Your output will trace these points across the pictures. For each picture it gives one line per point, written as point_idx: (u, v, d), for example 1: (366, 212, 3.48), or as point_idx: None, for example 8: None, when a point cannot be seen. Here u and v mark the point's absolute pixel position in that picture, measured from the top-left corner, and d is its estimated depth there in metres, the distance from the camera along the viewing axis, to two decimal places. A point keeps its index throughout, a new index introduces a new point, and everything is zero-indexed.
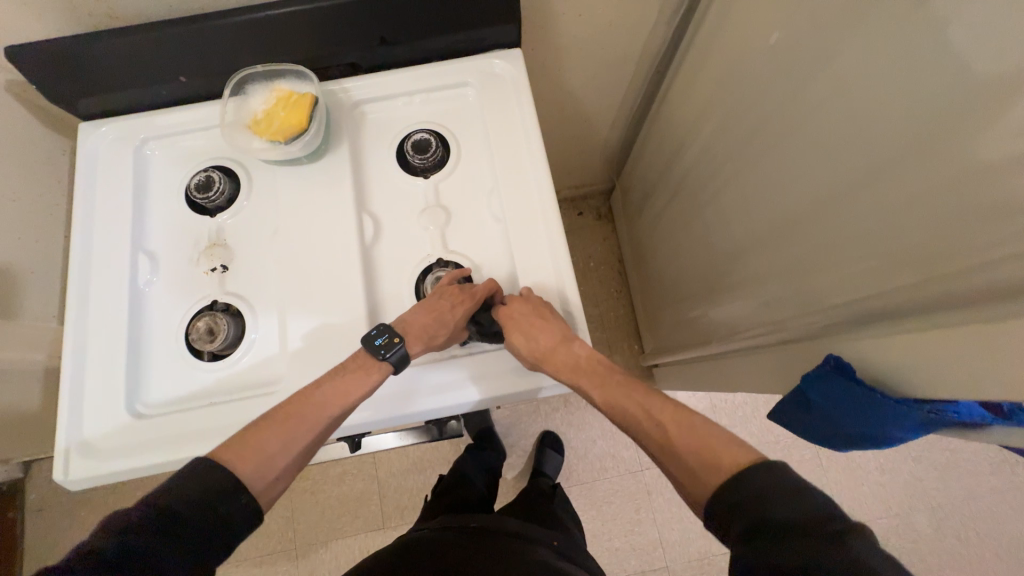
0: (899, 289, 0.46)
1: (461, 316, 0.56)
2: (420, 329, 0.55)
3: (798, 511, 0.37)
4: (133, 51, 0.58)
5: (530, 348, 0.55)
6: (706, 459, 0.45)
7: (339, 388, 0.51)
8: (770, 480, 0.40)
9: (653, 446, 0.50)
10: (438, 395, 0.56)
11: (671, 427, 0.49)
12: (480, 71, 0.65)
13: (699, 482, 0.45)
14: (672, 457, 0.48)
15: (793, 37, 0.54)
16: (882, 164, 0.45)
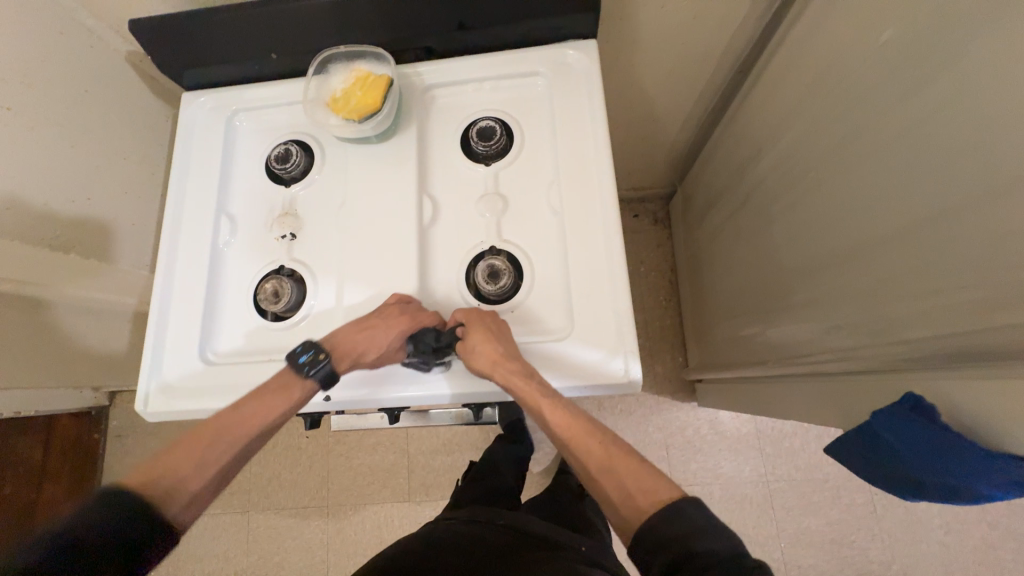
0: (1015, 327, 0.41)
1: (396, 337, 0.54)
2: (347, 348, 0.55)
3: (725, 546, 0.40)
4: (234, 27, 0.63)
5: (489, 351, 0.53)
6: (641, 489, 0.46)
7: (257, 406, 0.52)
8: (699, 515, 0.43)
9: (593, 470, 0.50)
10: (409, 383, 0.58)
11: (612, 453, 0.50)
12: (553, 61, 0.65)
13: (635, 508, 0.45)
14: (612, 482, 0.48)
15: (906, 37, 0.48)
16: (1002, 186, 0.40)
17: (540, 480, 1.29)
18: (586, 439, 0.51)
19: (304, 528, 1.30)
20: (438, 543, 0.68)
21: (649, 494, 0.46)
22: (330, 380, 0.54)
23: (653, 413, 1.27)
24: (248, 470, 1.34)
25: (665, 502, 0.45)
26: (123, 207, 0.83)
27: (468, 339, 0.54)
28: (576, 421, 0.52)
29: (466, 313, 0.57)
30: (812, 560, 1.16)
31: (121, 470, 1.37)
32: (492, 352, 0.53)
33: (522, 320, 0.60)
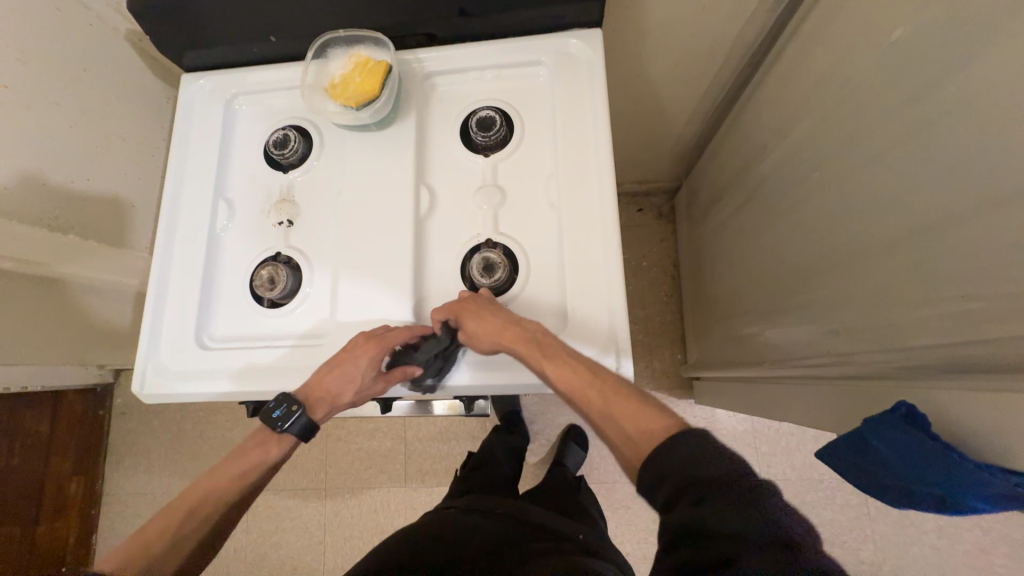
0: (1015, 339, 0.40)
1: (371, 365, 0.54)
2: (322, 393, 0.55)
3: (722, 470, 0.39)
4: (233, 9, 0.62)
5: (482, 322, 0.54)
6: (642, 428, 0.46)
7: (233, 471, 0.55)
8: (700, 446, 0.41)
9: (595, 420, 0.49)
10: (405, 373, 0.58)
11: (612, 399, 0.49)
12: (555, 50, 0.63)
13: (636, 447, 0.45)
14: (612, 427, 0.48)
15: (920, 35, 0.47)
16: (1005, 196, 0.39)
17: (535, 471, 1.30)
18: (587, 388, 0.50)
19: (302, 509, 1.32)
20: (433, 531, 0.69)
21: (650, 433, 0.45)
22: (312, 429, 0.55)
23: None
24: None
25: (665, 437, 0.43)
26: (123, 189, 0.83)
27: (462, 316, 0.55)
28: (577, 372, 0.51)
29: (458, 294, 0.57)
30: None
31: (126, 446, 1.40)
32: (486, 321, 0.54)
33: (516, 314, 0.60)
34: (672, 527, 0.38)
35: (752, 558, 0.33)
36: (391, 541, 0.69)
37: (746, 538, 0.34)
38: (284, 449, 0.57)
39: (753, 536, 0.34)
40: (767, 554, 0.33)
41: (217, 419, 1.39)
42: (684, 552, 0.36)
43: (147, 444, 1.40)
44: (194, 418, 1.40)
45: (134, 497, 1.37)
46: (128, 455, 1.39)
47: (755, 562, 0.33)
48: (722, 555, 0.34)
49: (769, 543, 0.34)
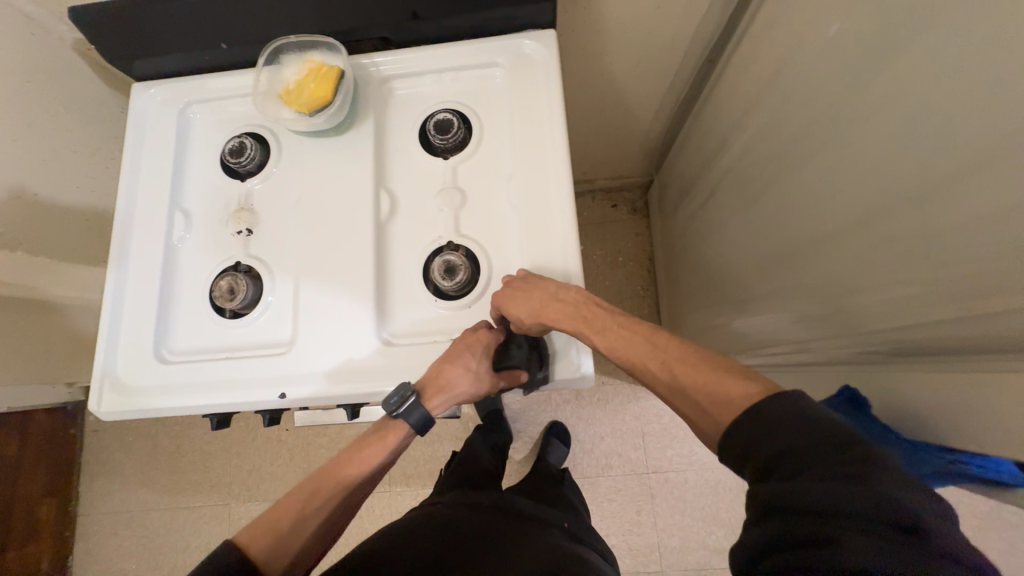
0: (949, 322, 0.41)
1: (480, 356, 0.56)
2: (435, 388, 0.55)
3: (818, 440, 0.37)
4: (180, 17, 0.61)
5: (522, 308, 0.53)
6: (713, 398, 0.44)
7: (363, 455, 0.60)
8: (789, 412, 0.39)
9: (660, 388, 0.50)
10: (376, 377, 0.57)
11: (674, 367, 0.49)
12: (510, 51, 0.64)
13: (712, 419, 0.44)
14: (681, 397, 0.47)
15: (852, 32, 0.48)
16: (930, 185, 0.41)
17: (519, 468, 1.31)
18: (647, 358, 0.51)
19: None
20: (422, 525, 0.68)
21: (726, 405, 0.43)
22: (428, 422, 0.57)
23: (630, 401, 1.32)
24: (228, 462, 1.35)
25: (745, 408, 0.42)
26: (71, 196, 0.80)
27: (503, 306, 0.54)
28: (631, 343, 0.52)
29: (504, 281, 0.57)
30: None
31: (99, 464, 1.37)
32: (528, 306, 0.53)
33: (480, 316, 0.60)
34: (760, 500, 0.38)
35: (854, 536, 0.33)
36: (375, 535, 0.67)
37: (845, 516, 0.34)
38: (403, 435, 0.60)
39: (856, 512, 0.34)
40: (872, 532, 0.33)
41: (194, 432, 1.37)
42: (780, 524, 0.36)
43: (122, 462, 1.36)
44: (170, 433, 1.37)
45: (110, 516, 1.34)
46: (103, 474, 1.36)
47: (858, 540, 0.33)
48: (817, 530, 0.34)
49: (876, 521, 0.33)
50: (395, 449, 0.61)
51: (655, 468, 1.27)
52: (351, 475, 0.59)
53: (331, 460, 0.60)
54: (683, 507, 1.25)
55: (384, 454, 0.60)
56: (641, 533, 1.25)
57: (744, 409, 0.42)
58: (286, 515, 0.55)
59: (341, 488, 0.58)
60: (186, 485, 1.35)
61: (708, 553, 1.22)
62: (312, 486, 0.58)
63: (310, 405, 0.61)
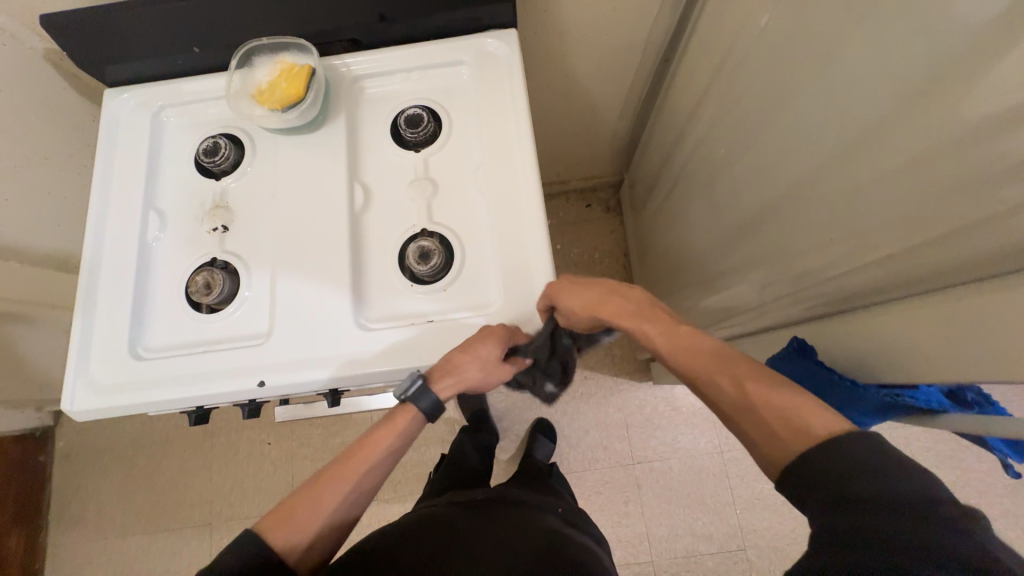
0: (879, 268, 0.45)
1: (495, 346, 0.56)
2: (445, 371, 0.56)
3: (895, 486, 0.37)
4: (148, 23, 0.63)
5: (583, 307, 0.57)
6: (789, 425, 0.44)
7: (371, 441, 0.60)
8: (871, 454, 0.39)
9: (717, 400, 0.50)
10: (358, 362, 0.58)
11: (746, 381, 0.48)
12: (474, 50, 0.67)
13: (784, 446, 0.44)
14: (743, 410, 0.48)
15: (776, 21, 0.53)
16: (853, 147, 0.45)
17: (506, 467, 1.31)
18: (718, 371, 0.50)
19: None
20: (422, 520, 0.68)
21: (802, 433, 0.43)
22: (439, 408, 0.59)
23: (613, 394, 1.34)
24: (208, 479, 1.32)
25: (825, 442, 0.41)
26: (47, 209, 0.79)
27: (564, 303, 0.57)
28: (698, 353, 0.52)
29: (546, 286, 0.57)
30: (764, 522, 1.23)
31: (70, 491, 1.32)
32: (590, 302, 0.57)
33: (455, 298, 0.62)
34: (830, 534, 0.39)
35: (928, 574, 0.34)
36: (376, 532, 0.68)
37: (921, 554, 0.35)
38: (412, 421, 0.61)
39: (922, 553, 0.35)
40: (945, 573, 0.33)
41: (172, 451, 1.33)
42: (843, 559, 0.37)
43: (96, 487, 1.32)
44: (147, 453, 1.33)
45: (85, 544, 1.29)
46: (76, 500, 1.31)
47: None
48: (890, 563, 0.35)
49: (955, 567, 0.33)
50: (407, 433, 0.61)
51: (640, 458, 1.29)
52: (366, 460, 0.60)
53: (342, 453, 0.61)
54: (670, 495, 1.27)
55: (393, 438, 0.61)
56: (631, 524, 1.26)
57: (826, 441, 0.42)
58: (305, 502, 0.57)
59: (352, 479, 0.59)
60: (165, 506, 1.30)
61: (696, 539, 1.24)
62: (323, 479, 0.59)
63: (289, 394, 0.61)
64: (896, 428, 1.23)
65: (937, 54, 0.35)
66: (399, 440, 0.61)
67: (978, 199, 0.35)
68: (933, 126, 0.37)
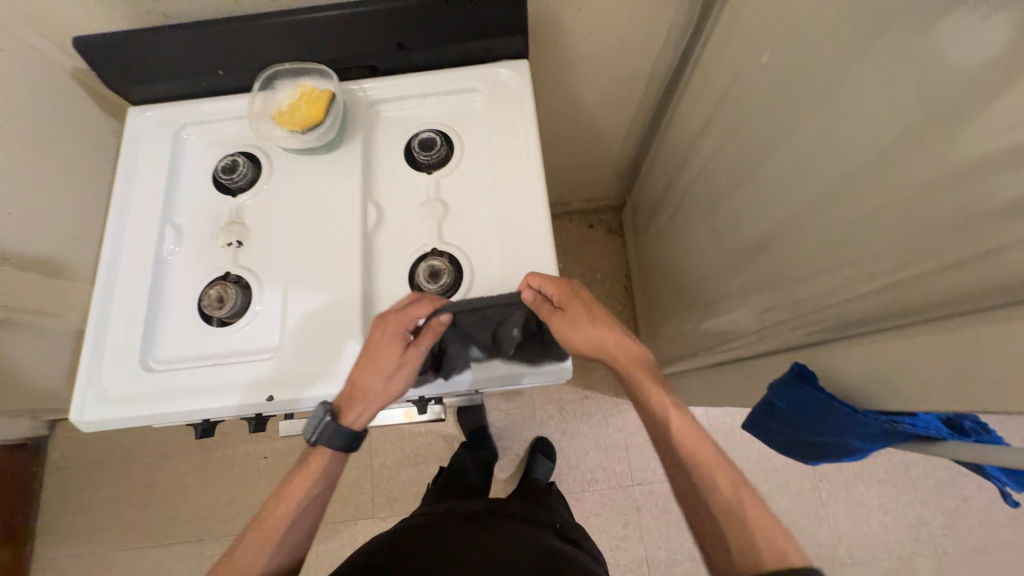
0: (877, 296, 0.47)
1: (381, 346, 0.56)
2: (349, 392, 0.58)
3: None
4: (176, 46, 0.65)
5: (587, 335, 0.59)
6: (771, 547, 0.51)
7: (287, 494, 0.63)
8: None
9: (691, 485, 0.57)
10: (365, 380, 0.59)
11: (739, 489, 0.55)
12: (487, 78, 0.70)
13: (748, 553, 0.52)
14: (722, 512, 0.55)
15: (778, 58, 0.56)
16: (852, 180, 0.47)
17: (504, 487, 1.29)
18: (711, 470, 0.57)
19: None
20: (412, 536, 0.67)
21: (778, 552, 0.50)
22: (356, 434, 0.61)
23: (613, 415, 1.34)
24: (202, 494, 1.30)
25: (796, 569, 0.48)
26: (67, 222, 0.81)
27: (573, 317, 0.58)
28: (692, 442, 0.58)
29: (547, 279, 0.58)
30: None
31: (60, 503, 1.29)
32: (592, 335, 0.59)
33: None
34: None
35: None
36: (364, 547, 0.66)
37: None
38: (331, 461, 0.64)
39: None
40: None
41: (166, 464, 1.32)
42: None
43: (87, 500, 1.29)
44: (141, 466, 1.32)
45: (72, 560, 1.26)
46: (66, 513, 1.29)
47: None
48: None
49: None
50: (322, 479, 0.63)
51: (640, 480, 1.28)
52: (290, 506, 0.63)
53: (265, 505, 0.64)
54: (669, 519, 1.26)
55: (309, 485, 0.63)
56: (629, 548, 1.24)
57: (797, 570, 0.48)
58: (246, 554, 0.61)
59: (275, 531, 0.62)
60: (156, 521, 1.28)
61: (695, 565, 1.22)
62: (249, 533, 0.62)
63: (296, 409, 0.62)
64: (896, 454, 1.23)
65: (932, 98, 0.38)
66: (314, 488, 0.63)
67: (973, 234, 0.36)
68: (926, 165, 0.39)
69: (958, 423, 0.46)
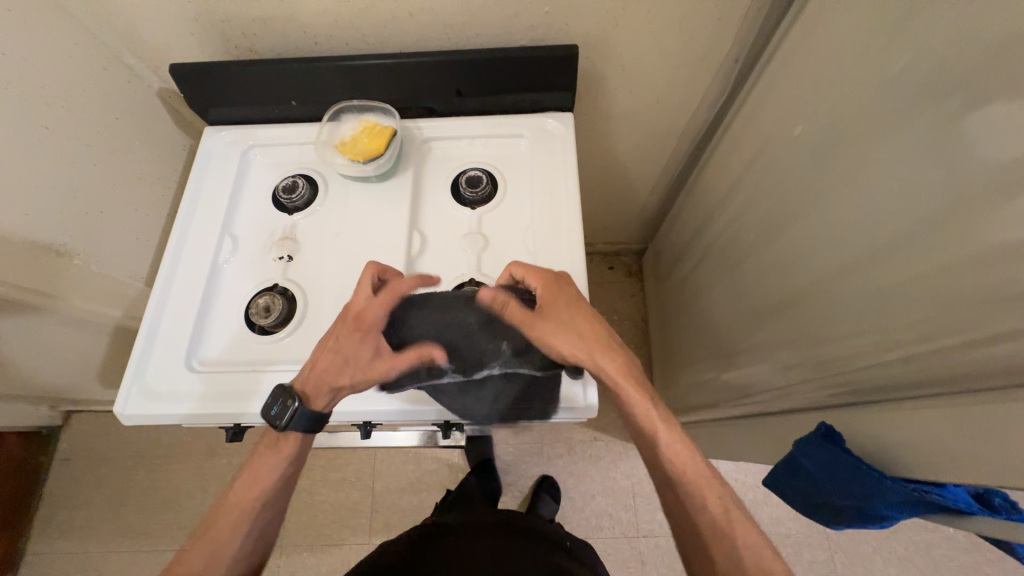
0: (906, 365, 0.48)
1: (350, 333, 0.57)
2: (317, 381, 0.58)
3: None
4: (260, 79, 0.73)
5: (575, 330, 0.56)
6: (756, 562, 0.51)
7: (255, 475, 0.61)
8: None
9: (676, 504, 0.56)
10: (397, 399, 0.61)
11: (732, 512, 0.54)
12: (535, 127, 0.76)
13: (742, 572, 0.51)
14: (713, 533, 0.54)
15: (809, 132, 0.60)
16: (880, 251, 0.50)
17: None
18: (703, 493, 0.55)
19: None
20: (430, 538, 0.77)
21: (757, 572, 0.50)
22: (319, 421, 0.59)
23: (621, 460, 1.32)
24: (202, 501, 1.29)
25: None
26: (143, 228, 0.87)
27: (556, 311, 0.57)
28: (687, 459, 0.56)
29: (525, 270, 0.59)
30: None
31: (60, 497, 1.29)
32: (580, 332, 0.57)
33: None
34: None
35: None
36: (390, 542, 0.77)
37: None
38: (297, 443, 0.61)
39: None
40: None
41: (170, 467, 1.32)
42: None
43: (88, 496, 1.30)
44: (145, 466, 1.32)
45: (62, 557, 1.25)
46: (64, 508, 1.28)
47: None
48: None
49: None
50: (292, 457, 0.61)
51: (645, 531, 1.25)
52: (257, 488, 0.60)
53: (234, 485, 0.62)
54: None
55: (276, 468, 0.61)
56: None
57: None
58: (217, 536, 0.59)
59: (245, 510, 0.60)
60: (153, 524, 1.27)
61: None
62: (218, 513, 0.60)
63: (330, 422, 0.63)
64: (917, 529, 1.18)
65: (962, 185, 0.41)
66: (284, 468, 0.61)
67: (999, 313, 0.39)
68: (953, 243, 0.42)
69: (999, 495, 0.44)
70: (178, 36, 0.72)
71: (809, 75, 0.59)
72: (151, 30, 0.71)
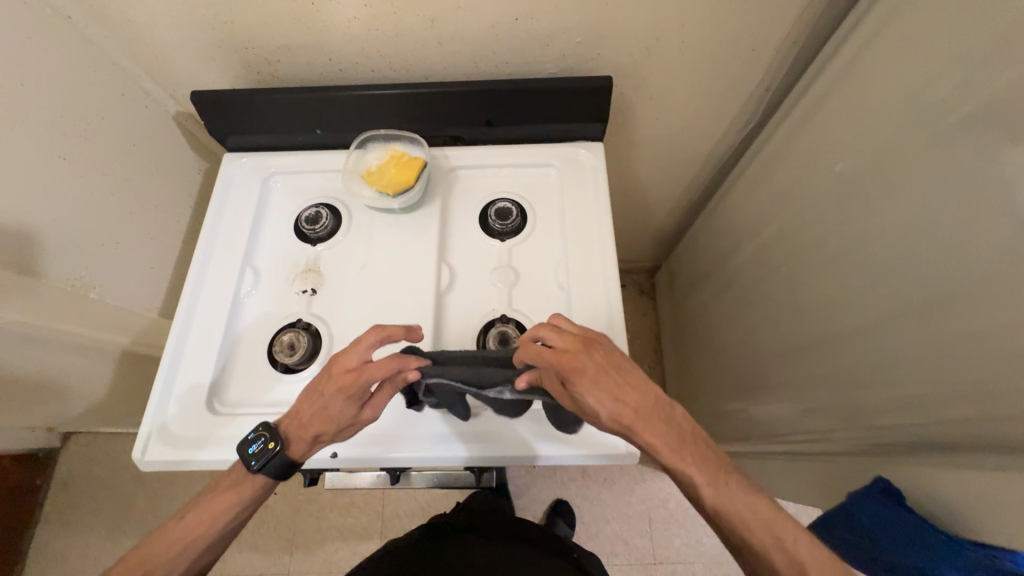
0: (965, 419, 0.47)
1: (330, 396, 0.53)
2: (297, 431, 0.55)
3: None
4: (284, 107, 0.71)
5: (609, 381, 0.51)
6: None
7: (209, 509, 0.55)
8: None
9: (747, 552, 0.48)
10: (425, 444, 0.58)
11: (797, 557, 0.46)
12: (565, 156, 0.75)
13: None
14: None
15: (852, 171, 0.59)
16: (935, 300, 0.49)
17: None
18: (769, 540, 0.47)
19: None
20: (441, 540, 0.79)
21: None
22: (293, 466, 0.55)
23: (636, 483, 1.30)
24: None
25: None
26: (156, 255, 0.84)
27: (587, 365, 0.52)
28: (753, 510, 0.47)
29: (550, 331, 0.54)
30: None
31: (57, 522, 1.25)
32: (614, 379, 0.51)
33: None
34: None
35: None
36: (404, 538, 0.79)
37: None
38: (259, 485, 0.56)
39: None
40: None
41: (172, 492, 1.28)
42: None
43: (86, 521, 1.25)
44: (147, 490, 1.28)
45: None
46: (61, 534, 1.24)
47: None
48: None
49: None
50: (246, 501, 0.56)
51: (661, 559, 1.22)
52: (206, 521, 0.55)
53: (182, 510, 0.56)
54: None
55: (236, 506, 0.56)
56: None
57: None
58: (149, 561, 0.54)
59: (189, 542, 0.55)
60: None
61: None
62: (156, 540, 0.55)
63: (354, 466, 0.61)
64: None
65: None
66: (242, 506, 0.56)
67: None
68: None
69: None
70: (199, 62, 0.69)
71: (853, 114, 0.58)
72: (172, 55, 0.69)
